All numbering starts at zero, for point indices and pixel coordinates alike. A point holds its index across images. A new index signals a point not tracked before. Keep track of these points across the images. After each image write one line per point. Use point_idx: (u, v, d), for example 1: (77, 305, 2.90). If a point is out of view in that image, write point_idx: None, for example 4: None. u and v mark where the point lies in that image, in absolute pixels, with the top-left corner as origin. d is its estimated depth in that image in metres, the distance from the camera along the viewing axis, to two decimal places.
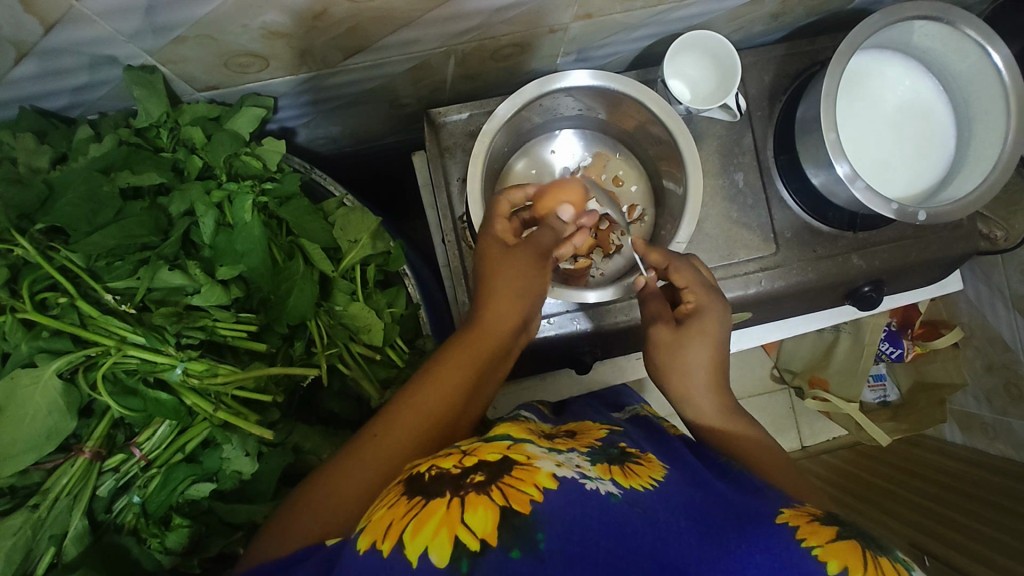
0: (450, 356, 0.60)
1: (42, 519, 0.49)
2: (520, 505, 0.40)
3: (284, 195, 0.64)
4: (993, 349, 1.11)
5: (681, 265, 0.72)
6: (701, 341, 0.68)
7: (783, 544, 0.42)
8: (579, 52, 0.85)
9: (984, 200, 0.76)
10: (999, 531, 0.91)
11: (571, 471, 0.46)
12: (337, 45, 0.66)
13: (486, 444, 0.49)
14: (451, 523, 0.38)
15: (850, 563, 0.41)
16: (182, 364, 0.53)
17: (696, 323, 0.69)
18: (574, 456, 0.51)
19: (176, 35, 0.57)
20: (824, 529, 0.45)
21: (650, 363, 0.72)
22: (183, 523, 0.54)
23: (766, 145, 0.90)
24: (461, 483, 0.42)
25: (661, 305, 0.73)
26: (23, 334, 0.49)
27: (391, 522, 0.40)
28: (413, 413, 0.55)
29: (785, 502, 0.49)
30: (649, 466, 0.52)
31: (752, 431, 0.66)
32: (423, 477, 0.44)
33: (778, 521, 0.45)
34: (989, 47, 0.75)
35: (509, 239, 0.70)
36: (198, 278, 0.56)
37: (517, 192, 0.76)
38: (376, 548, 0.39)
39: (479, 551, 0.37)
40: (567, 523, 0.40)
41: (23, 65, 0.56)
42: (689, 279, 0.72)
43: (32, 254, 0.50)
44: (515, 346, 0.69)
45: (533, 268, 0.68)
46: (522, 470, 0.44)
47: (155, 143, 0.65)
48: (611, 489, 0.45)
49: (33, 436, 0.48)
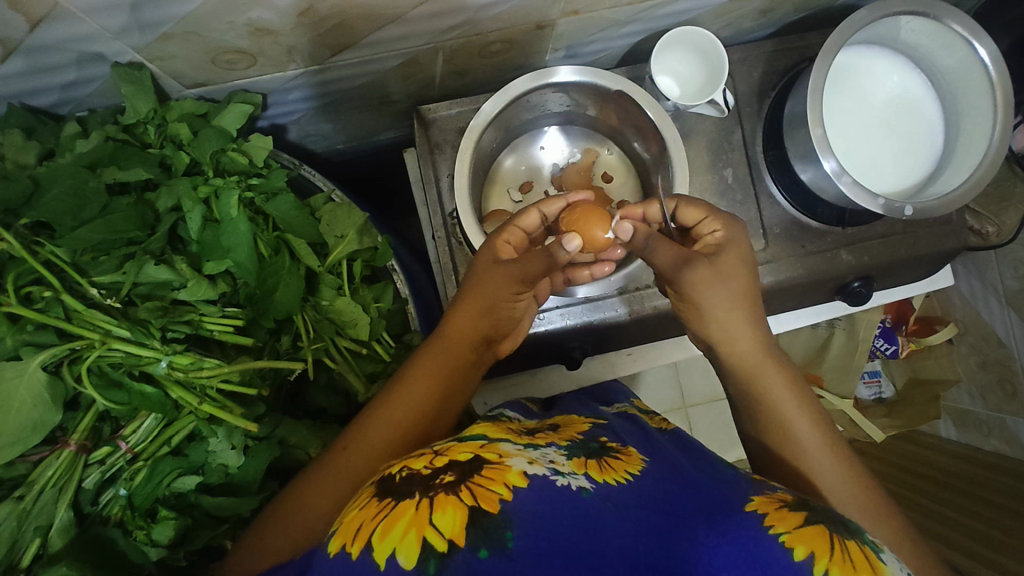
0: (422, 363, 0.63)
1: (27, 511, 0.49)
2: (488, 505, 0.40)
3: (271, 190, 0.64)
4: (986, 345, 1.11)
5: (693, 201, 0.69)
6: (737, 274, 0.66)
7: (752, 531, 0.43)
8: (568, 48, 0.85)
9: (969, 195, 0.76)
10: (989, 525, 0.92)
11: (544, 469, 0.46)
12: (325, 41, 0.66)
13: (460, 444, 0.49)
14: (420, 523, 0.39)
15: (815, 547, 0.42)
16: (167, 358, 0.53)
17: (727, 256, 0.66)
18: (550, 452, 0.51)
19: (162, 31, 0.58)
20: (793, 515, 0.46)
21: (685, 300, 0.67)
22: (168, 515, 0.55)
23: (755, 141, 0.90)
24: (430, 483, 0.42)
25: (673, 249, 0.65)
26: (8, 328, 0.50)
27: (361, 524, 0.41)
28: (384, 423, 0.58)
29: (756, 491, 0.50)
30: (627, 460, 0.52)
31: (780, 364, 0.67)
32: (394, 478, 0.45)
33: (747, 510, 0.46)
34: (976, 42, 0.75)
35: (507, 254, 0.69)
36: (184, 272, 0.56)
37: (555, 201, 0.74)
38: (346, 551, 0.40)
39: (446, 553, 0.38)
40: (537, 520, 0.40)
41: (11, 62, 0.57)
42: (700, 211, 0.69)
43: (17, 247, 0.50)
44: (482, 357, 0.70)
45: (510, 291, 0.65)
46: (492, 470, 0.44)
47: (143, 139, 0.65)
48: (583, 484, 0.45)
49: (18, 429, 0.48)
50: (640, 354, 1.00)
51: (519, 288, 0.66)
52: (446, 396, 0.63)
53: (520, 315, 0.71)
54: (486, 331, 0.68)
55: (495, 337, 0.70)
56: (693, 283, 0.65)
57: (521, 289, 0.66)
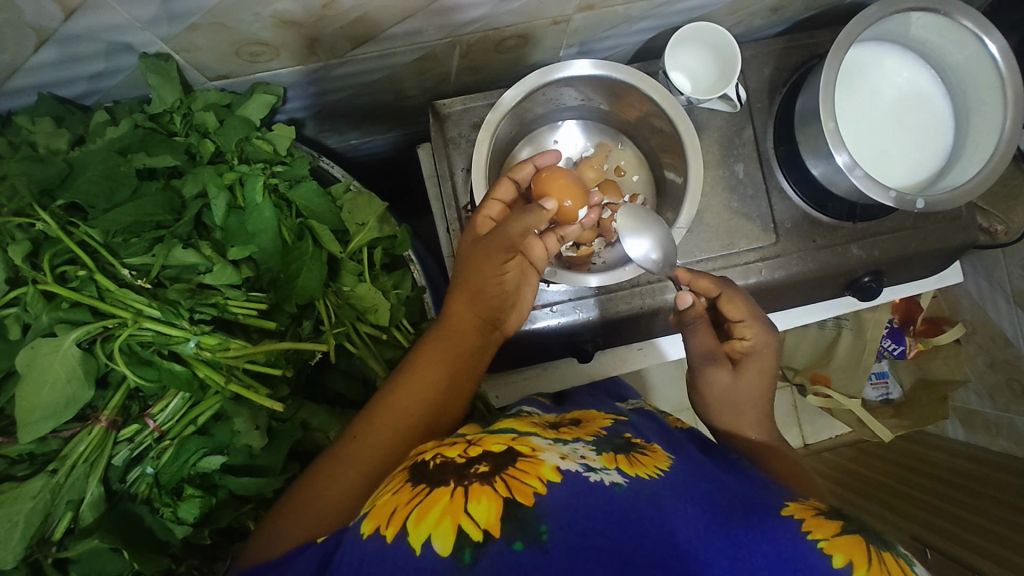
0: (422, 353, 0.63)
1: (60, 484, 0.50)
2: (523, 497, 0.41)
3: (294, 177, 0.66)
4: (995, 346, 1.11)
5: (736, 295, 0.70)
6: (758, 384, 0.67)
7: (789, 535, 0.43)
8: (582, 44, 0.87)
9: (980, 189, 0.77)
10: (992, 520, 0.93)
11: (576, 464, 0.47)
12: (346, 34, 0.67)
13: (492, 436, 0.51)
14: (455, 512, 0.40)
15: (854, 556, 0.41)
16: (195, 337, 0.55)
17: (753, 363, 0.67)
18: (578, 446, 0.52)
19: (190, 22, 0.59)
20: (829, 522, 0.45)
21: (702, 399, 0.70)
22: (194, 493, 0.56)
23: (766, 136, 0.91)
24: (464, 473, 0.44)
25: (711, 338, 0.69)
26: (44, 305, 0.51)
27: (395, 507, 0.42)
28: (389, 414, 0.58)
29: (789, 496, 0.50)
30: (653, 456, 0.52)
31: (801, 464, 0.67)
32: (428, 464, 0.47)
33: (783, 514, 0.46)
34: (986, 37, 0.77)
35: (488, 229, 0.71)
36: (210, 256, 0.58)
37: (526, 166, 0.76)
38: (380, 533, 0.41)
39: (481, 542, 0.39)
40: (571, 515, 0.41)
41: (43, 52, 0.58)
42: (742, 311, 0.69)
43: (52, 227, 0.52)
44: (490, 340, 0.71)
45: (498, 265, 0.66)
46: (526, 462, 0.45)
47: (168, 127, 0.66)
48: (616, 479, 0.46)
49: (52, 404, 0.49)
50: (651, 349, 1.01)
51: (508, 259, 0.66)
52: (455, 385, 0.64)
53: (515, 288, 0.69)
54: (484, 311, 0.68)
55: (498, 317, 0.70)
56: (714, 389, 0.68)
57: (510, 261, 0.66)
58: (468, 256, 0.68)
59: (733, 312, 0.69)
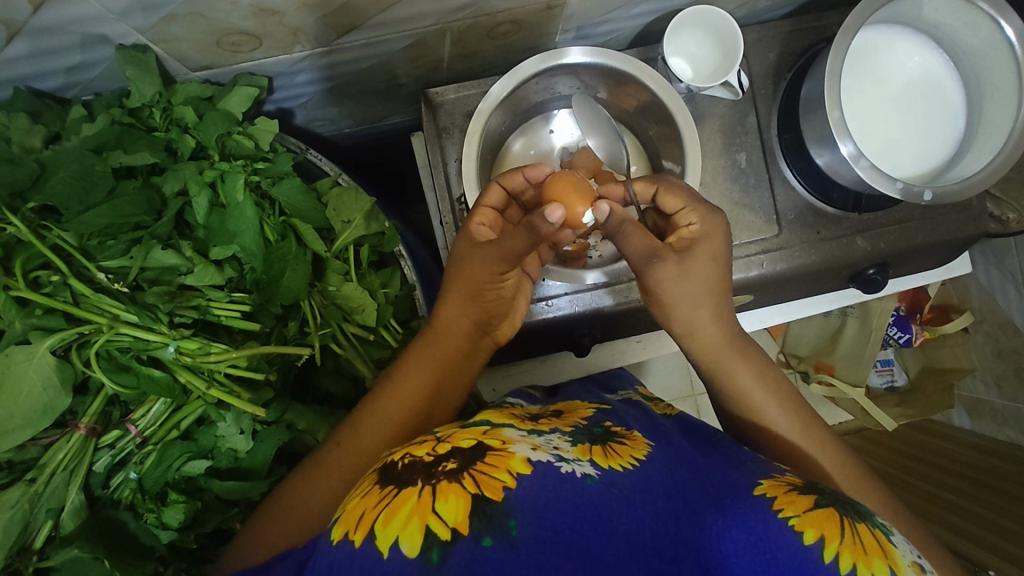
0: (413, 362, 0.62)
1: (39, 493, 0.51)
2: (492, 492, 0.38)
3: (277, 174, 0.63)
4: (1004, 334, 1.08)
5: (671, 186, 0.67)
6: (709, 268, 0.64)
7: (760, 516, 0.42)
8: (579, 28, 0.83)
9: (992, 178, 0.74)
10: (991, 510, 0.91)
11: (548, 454, 0.44)
12: (331, 22, 0.65)
13: (462, 430, 0.47)
14: (423, 511, 0.37)
15: (824, 531, 0.41)
16: (175, 342, 0.54)
17: (703, 247, 0.64)
18: (553, 438, 0.49)
19: (166, 13, 0.57)
20: (802, 498, 0.44)
21: (652, 295, 0.66)
22: (179, 499, 0.56)
23: (770, 124, 0.88)
24: (432, 470, 0.40)
25: (649, 239, 0.61)
26: (17, 311, 0.51)
27: (363, 512, 0.39)
28: (378, 425, 0.57)
29: (764, 474, 0.48)
30: (632, 445, 0.49)
31: (778, 381, 0.66)
32: (396, 465, 0.43)
33: (756, 494, 0.44)
34: (1002, 20, 0.73)
35: (483, 236, 0.68)
36: (191, 257, 0.57)
37: (516, 174, 0.71)
38: (348, 538, 0.38)
39: (450, 541, 0.36)
40: (541, 508, 0.38)
41: (15, 45, 0.56)
42: (680, 200, 0.67)
43: (24, 232, 0.51)
44: (480, 347, 0.69)
45: (493, 272, 0.64)
46: (495, 455, 0.42)
47: (148, 122, 0.64)
48: (587, 471, 0.43)
49: (28, 412, 0.49)
50: (649, 341, 1.00)
51: (503, 266, 0.64)
52: (440, 394, 0.62)
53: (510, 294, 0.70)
54: (476, 317, 0.66)
55: (488, 323, 0.69)
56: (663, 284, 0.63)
57: (505, 268, 0.64)
58: (459, 260, 0.66)
59: (672, 203, 0.67)
